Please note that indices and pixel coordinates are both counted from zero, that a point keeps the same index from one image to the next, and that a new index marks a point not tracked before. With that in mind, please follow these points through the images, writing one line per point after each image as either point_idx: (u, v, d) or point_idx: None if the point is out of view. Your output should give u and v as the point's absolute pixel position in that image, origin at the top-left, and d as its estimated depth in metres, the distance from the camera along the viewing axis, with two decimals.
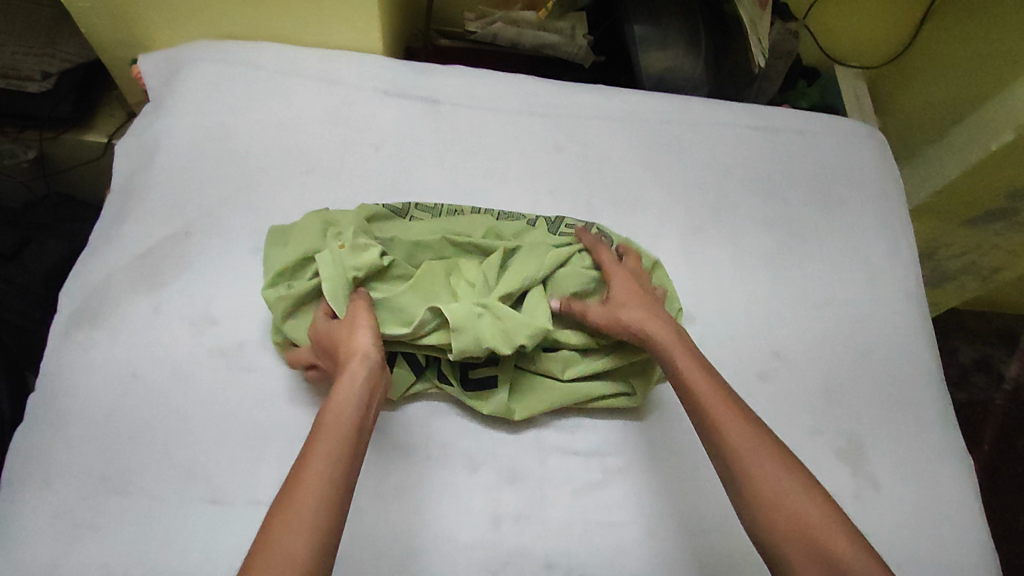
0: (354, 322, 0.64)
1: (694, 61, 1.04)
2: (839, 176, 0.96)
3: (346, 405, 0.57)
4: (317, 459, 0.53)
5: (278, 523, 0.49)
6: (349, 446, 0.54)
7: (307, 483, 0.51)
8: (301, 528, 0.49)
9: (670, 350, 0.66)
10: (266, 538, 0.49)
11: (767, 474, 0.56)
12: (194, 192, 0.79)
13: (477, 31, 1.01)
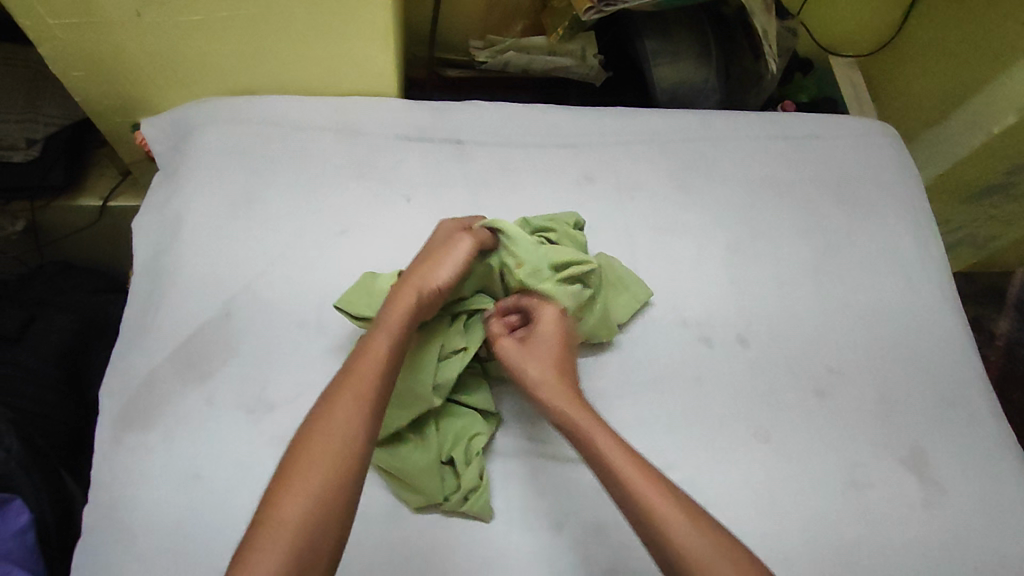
0: (442, 251, 0.70)
1: (707, 72, 1.03)
2: (863, 178, 0.97)
3: (384, 338, 0.62)
4: (348, 392, 0.58)
5: (309, 446, 0.55)
6: (380, 381, 0.60)
7: (293, 502, 0.53)
8: (330, 453, 0.55)
9: (585, 423, 0.65)
10: (294, 464, 0.54)
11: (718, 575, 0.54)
12: (229, 271, 0.76)
13: (488, 61, 1.00)
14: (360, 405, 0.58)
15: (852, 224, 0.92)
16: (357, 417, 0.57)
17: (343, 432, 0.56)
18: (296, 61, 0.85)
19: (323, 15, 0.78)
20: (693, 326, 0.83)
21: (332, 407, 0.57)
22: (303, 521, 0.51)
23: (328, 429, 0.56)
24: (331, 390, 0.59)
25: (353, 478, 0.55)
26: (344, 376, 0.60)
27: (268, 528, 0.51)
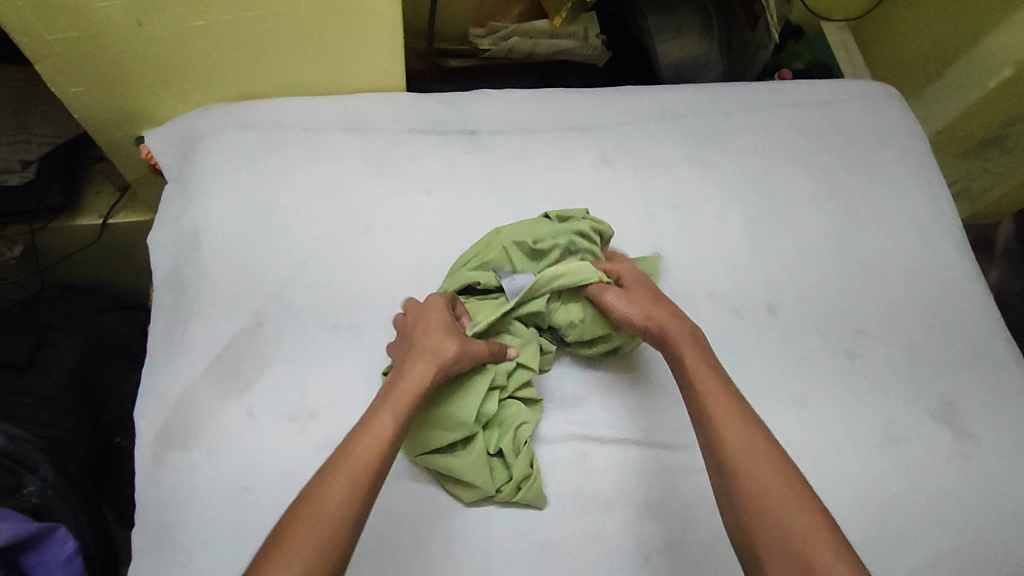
0: (448, 331, 0.65)
1: (709, 45, 1.03)
2: (872, 141, 0.98)
3: (388, 421, 0.56)
4: (345, 465, 0.53)
5: (291, 537, 0.48)
6: (376, 467, 0.53)
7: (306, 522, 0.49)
8: (313, 546, 0.48)
9: (680, 345, 0.65)
10: (272, 556, 0.47)
11: (768, 493, 0.52)
12: (254, 279, 0.75)
13: (490, 48, 0.98)
14: (350, 490, 0.51)
15: (866, 186, 0.94)
16: (343, 508, 0.50)
17: (329, 526, 0.49)
18: (301, 61, 0.83)
19: (330, 12, 0.76)
20: (722, 299, 0.83)
21: (322, 490, 0.51)
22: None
23: (311, 520, 0.49)
24: (323, 473, 0.52)
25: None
26: (337, 459, 0.53)
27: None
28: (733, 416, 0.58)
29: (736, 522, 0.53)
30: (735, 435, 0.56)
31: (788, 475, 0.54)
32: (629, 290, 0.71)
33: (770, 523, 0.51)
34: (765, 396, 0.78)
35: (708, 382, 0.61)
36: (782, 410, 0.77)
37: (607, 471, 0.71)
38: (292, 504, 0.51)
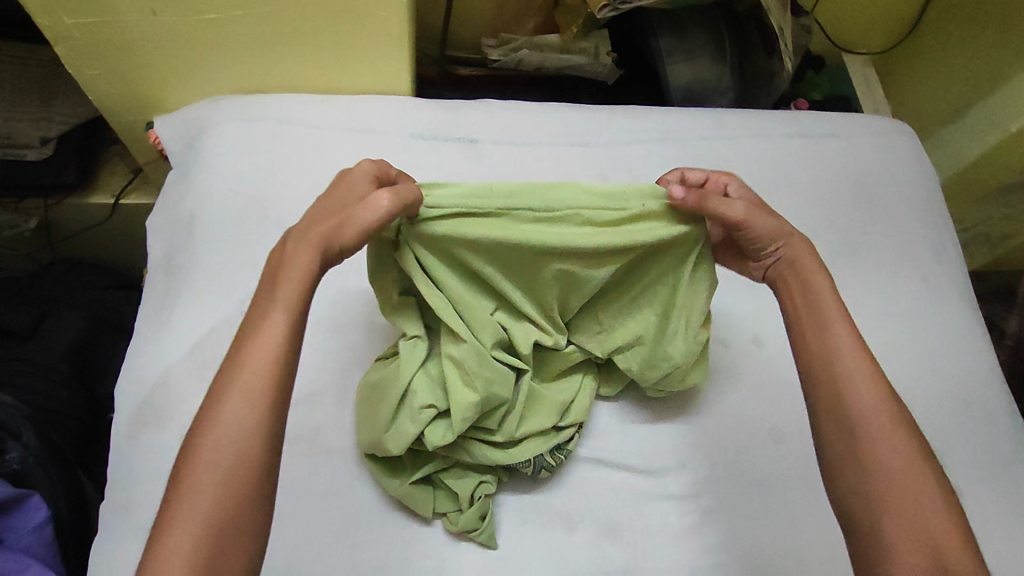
0: (338, 205, 0.58)
1: (721, 71, 1.02)
2: (879, 178, 0.96)
3: (277, 324, 0.53)
4: (239, 388, 0.50)
5: (193, 466, 0.48)
6: (266, 377, 0.51)
7: (206, 443, 0.49)
8: (218, 467, 0.48)
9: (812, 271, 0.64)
10: (179, 487, 0.48)
11: (879, 439, 0.55)
12: (242, 269, 0.77)
13: (500, 59, 1.00)
14: (243, 418, 0.49)
15: (867, 224, 0.92)
16: (239, 427, 0.49)
17: (228, 445, 0.49)
18: (309, 60, 0.85)
19: (339, 12, 0.78)
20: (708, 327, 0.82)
21: (214, 415, 0.50)
22: (199, 552, 0.46)
23: (210, 443, 0.49)
24: (211, 400, 0.51)
25: (248, 496, 0.48)
26: (226, 379, 0.51)
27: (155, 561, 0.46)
28: (870, 381, 0.58)
29: (837, 453, 0.57)
30: (856, 376, 0.58)
31: (897, 418, 0.57)
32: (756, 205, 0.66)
33: (879, 463, 0.55)
34: (744, 428, 0.76)
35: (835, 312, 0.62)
36: (759, 442, 0.76)
37: (557, 480, 0.71)
38: (190, 433, 0.50)
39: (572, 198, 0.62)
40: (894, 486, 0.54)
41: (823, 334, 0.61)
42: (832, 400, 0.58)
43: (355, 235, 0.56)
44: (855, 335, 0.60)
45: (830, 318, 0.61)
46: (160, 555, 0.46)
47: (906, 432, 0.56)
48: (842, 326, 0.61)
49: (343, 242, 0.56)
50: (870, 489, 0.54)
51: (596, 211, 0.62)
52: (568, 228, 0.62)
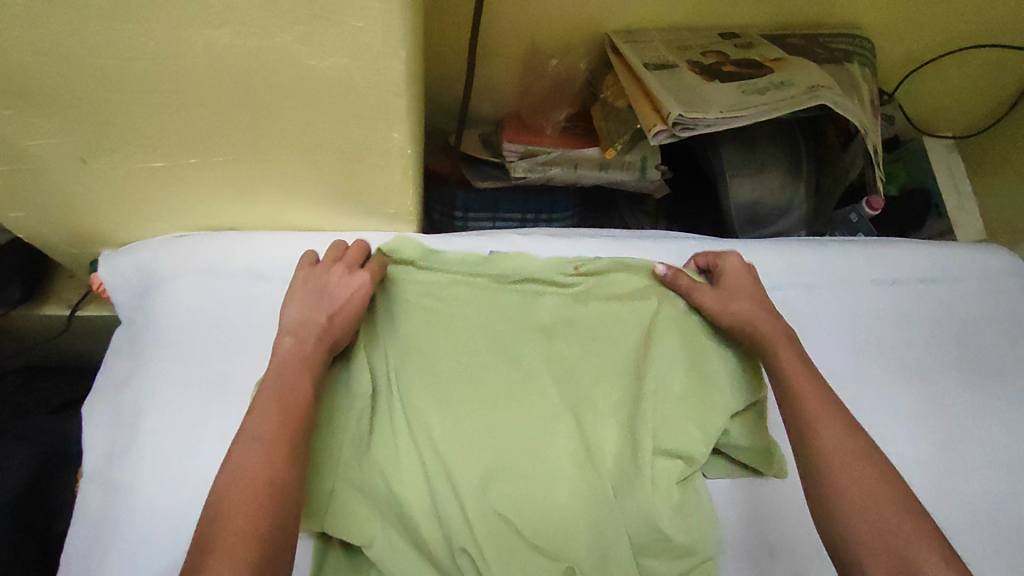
0: (332, 276, 0.61)
1: (794, 186, 0.85)
2: (989, 335, 0.78)
3: (302, 376, 0.53)
4: (269, 418, 0.49)
5: (225, 499, 0.44)
6: (296, 414, 0.50)
7: (239, 478, 0.45)
8: (249, 494, 0.44)
9: (770, 331, 0.61)
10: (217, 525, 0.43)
11: (820, 438, 0.52)
12: (189, 491, 0.58)
13: (525, 175, 0.81)
14: (272, 454, 0.47)
15: (976, 401, 0.74)
16: (271, 455, 0.47)
17: (266, 469, 0.46)
18: (285, 202, 0.67)
19: (326, 164, 0.60)
20: (784, 559, 0.60)
21: (243, 452, 0.47)
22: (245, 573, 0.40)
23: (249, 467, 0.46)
24: (236, 439, 0.48)
25: (279, 518, 0.44)
26: (251, 418, 0.49)
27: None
28: (832, 421, 0.53)
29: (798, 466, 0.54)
30: (799, 387, 0.56)
31: (838, 421, 0.53)
32: (726, 287, 0.66)
33: (843, 491, 0.49)
34: None
35: (786, 355, 0.59)
36: None
37: None
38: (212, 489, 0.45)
39: (525, 261, 0.68)
40: (860, 505, 0.48)
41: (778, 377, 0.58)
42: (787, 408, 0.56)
43: (350, 310, 0.59)
44: (807, 377, 0.57)
45: (786, 370, 0.58)
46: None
47: (850, 432, 0.53)
48: (794, 358, 0.59)
49: (344, 314, 0.59)
50: (831, 510, 0.49)
51: (548, 274, 0.68)
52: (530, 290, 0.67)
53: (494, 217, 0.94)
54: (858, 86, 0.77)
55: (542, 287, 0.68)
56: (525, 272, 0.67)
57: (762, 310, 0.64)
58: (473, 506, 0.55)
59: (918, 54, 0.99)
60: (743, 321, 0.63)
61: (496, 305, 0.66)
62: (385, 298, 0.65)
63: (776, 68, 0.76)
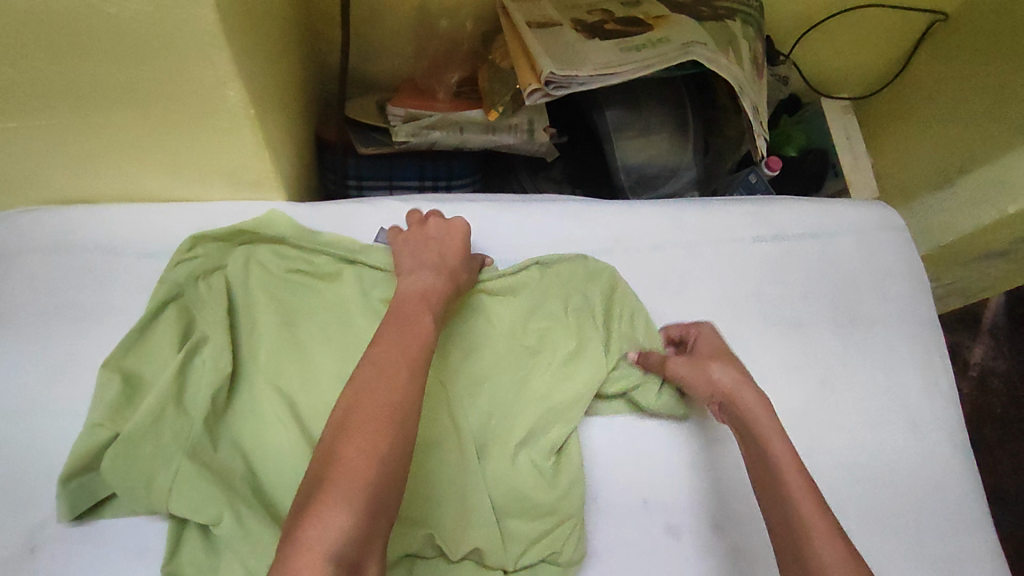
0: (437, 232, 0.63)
1: (682, 149, 0.85)
2: (862, 287, 0.81)
3: (427, 325, 0.51)
4: (393, 348, 0.48)
5: (363, 421, 0.43)
6: (422, 354, 0.48)
7: (366, 396, 0.44)
8: (384, 425, 0.43)
9: (747, 397, 0.60)
10: (345, 439, 0.42)
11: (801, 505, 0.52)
12: (29, 476, 0.55)
13: (408, 139, 0.78)
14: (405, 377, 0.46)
15: (846, 352, 0.77)
16: (399, 385, 0.45)
17: (401, 404, 0.44)
18: (134, 170, 0.62)
19: (166, 129, 0.56)
20: (648, 508, 0.64)
21: (382, 376, 0.45)
22: (365, 500, 0.40)
23: (386, 397, 0.44)
24: (375, 362, 0.46)
25: (407, 464, 0.43)
26: (388, 346, 0.47)
27: (304, 538, 0.37)
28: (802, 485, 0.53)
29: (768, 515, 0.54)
30: (781, 459, 0.55)
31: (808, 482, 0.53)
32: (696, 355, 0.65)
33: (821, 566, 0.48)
34: None
35: (759, 411, 0.59)
36: None
37: None
38: (338, 406, 0.44)
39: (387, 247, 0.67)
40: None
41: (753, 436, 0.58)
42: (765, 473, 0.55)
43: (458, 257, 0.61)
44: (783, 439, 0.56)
45: (759, 428, 0.58)
46: (309, 526, 0.38)
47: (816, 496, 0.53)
48: (769, 418, 0.58)
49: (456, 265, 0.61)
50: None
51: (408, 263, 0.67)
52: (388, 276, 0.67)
53: (389, 186, 0.91)
54: (736, 45, 0.77)
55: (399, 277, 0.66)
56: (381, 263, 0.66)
57: (744, 390, 0.61)
58: None
59: (808, 14, 1.01)
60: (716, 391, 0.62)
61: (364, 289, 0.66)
62: (250, 273, 0.65)
63: (656, 25, 0.75)
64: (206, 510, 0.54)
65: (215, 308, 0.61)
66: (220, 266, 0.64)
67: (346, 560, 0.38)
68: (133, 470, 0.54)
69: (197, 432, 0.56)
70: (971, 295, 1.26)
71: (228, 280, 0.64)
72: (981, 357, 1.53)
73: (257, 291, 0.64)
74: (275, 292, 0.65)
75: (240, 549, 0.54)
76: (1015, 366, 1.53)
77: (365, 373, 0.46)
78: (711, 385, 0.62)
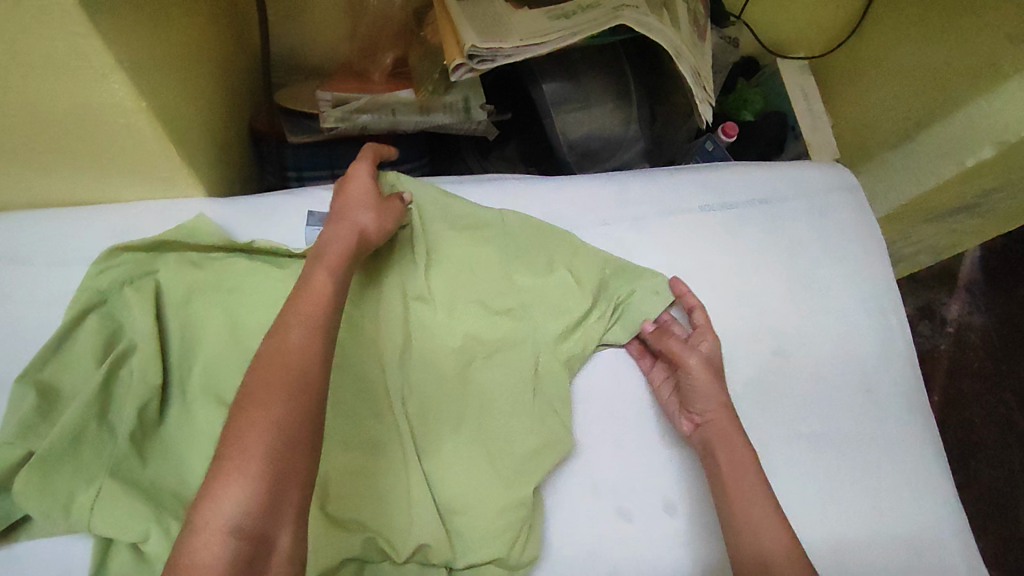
0: (353, 194, 0.57)
1: (626, 118, 0.83)
2: (817, 251, 0.79)
3: (323, 278, 0.47)
4: (298, 312, 0.45)
5: (259, 390, 0.40)
6: (329, 316, 0.46)
7: (269, 361, 0.41)
8: (282, 389, 0.40)
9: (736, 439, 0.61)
10: (246, 405, 0.39)
11: (769, 552, 0.54)
12: None
13: (337, 125, 0.74)
14: (308, 341, 0.43)
15: (802, 319, 0.75)
16: (306, 349, 0.43)
17: (298, 366, 0.42)
18: (39, 174, 0.59)
19: (58, 128, 0.53)
20: (601, 490, 0.62)
21: (279, 344, 0.43)
22: (269, 469, 0.38)
23: (281, 364, 0.41)
24: (272, 333, 0.43)
25: (315, 424, 0.41)
26: (281, 315, 0.44)
27: (203, 518, 0.36)
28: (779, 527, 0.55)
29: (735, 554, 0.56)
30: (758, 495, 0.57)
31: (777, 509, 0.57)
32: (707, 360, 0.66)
33: None
34: None
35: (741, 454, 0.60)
36: None
37: None
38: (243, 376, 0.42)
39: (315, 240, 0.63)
40: None
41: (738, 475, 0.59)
42: (739, 502, 0.57)
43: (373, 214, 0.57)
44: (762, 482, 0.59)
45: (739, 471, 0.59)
46: (206, 506, 0.36)
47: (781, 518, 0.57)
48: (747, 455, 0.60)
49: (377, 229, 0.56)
50: None
51: None
52: None
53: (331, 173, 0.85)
54: (671, 5, 0.74)
55: None
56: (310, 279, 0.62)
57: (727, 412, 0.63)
58: None
59: None
60: (709, 414, 0.63)
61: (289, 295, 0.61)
62: (175, 276, 0.59)
63: None
64: (130, 527, 0.49)
65: (140, 315, 0.57)
66: (149, 273, 0.59)
67: (251, 530, 0.36)
68: (50, 489, 0.50)
69: (122, 448, 0.52)
70: (939, 250, 1.25)
71: (159, 286, 0.59)
72: (957, 313, 1.52)
73: (190, 295, 0.59)
74: (202, 294, 0.60)
75: None
76: (992, 320, 1.52)
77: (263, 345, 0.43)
78: (705, 394, 0.63)
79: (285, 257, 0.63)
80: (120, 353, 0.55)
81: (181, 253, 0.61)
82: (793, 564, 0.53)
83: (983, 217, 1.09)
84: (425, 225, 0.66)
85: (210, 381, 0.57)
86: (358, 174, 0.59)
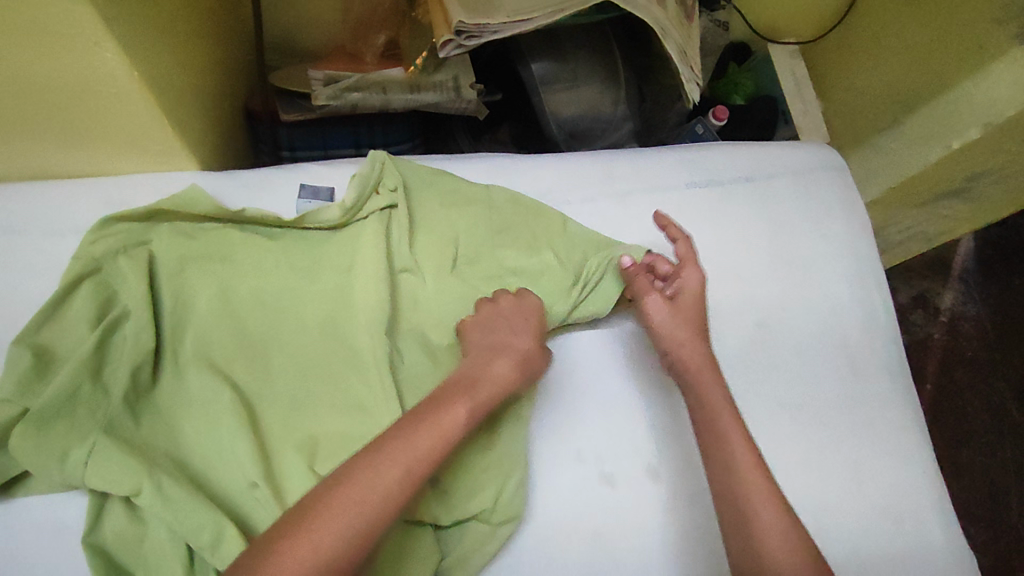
0: (509, 327, 0.60)
1: (614, 99, 0.84)
2: (801, 228, 0.80)
3: (463, 410, 0.51)
4: (434, 423, 0.49)
5: (368, 469, 0.46)
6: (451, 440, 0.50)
7: (388, 452, 0.47)
8: (403, 472, 0.46)
9: (704, 382, 0.62)
10: (352, 478, 0.45)
11: (749, 505, 0.55)
12: None
13: (329, 102, 0.76)
14: (426, 457, 0.48)
15: (785, 294, 0.77)
16: (420, 460, 0.47)
17: (429, 454, 0.48)
18: (36, 145, 0.60)
19: (54, 98, 0.54)
20: (584, 456, 0.64)
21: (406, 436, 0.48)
22: (343, 540, 0.43)
23: (421, 444, 0.48)
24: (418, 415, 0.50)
25: (390, 518, 0.45)
26: (416, 411, 0.50)
27: (298, 547, 0.41)
28: (758, 481, 0.56)
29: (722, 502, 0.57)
30: (733, 444, 0.58)
31: (748, 441, 0.58)
32: (676, 302, 0.66)
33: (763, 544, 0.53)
34: None
35: (717, 399, 0.61)
36: None
37: None
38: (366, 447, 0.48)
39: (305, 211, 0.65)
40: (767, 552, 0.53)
41: (713, 426, 0.60)
42: (709, 432, 0.59)
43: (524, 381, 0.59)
44: (740, 428, 0.59)
45: (717, 416, 0.60)
46: (304, 537, 0.42)
47: (753, 453, 0.58)
48: (721, 396, 0.61)
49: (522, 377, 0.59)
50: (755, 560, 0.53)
51: (322, 235, 0.65)
52: (313, 249, 0.64)
53: (325, 154, 0.88)
54: None
55: (319, 258, 0.64)
56: (302, 249, 0.64)
57: (699, 349, 0.64)
58: (250, 436, 0.55)
59: None
60: (673, 355, 0.64)
61: (281, 264, 0.63)
62: (169, 244, 0.61)
63: None
64: (123, 481, 0.51)
65: (133, 282, 0.58)
66: (143, 242, 0.61)
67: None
68: (46, 444, 0.52)
69: (117, 408, 0.54)
70: (931, 237, 1.26)
71: (153, 255, 0.60)
72: (951, 303, 1.53)
73: (182, 265, 0.61)
74: (195, 262, 0.61)
75: (163, 519, 0.51)
76: (985, 309, 1.53)
77: (409, 417, 0.50)
78: (666, 334, 0.65)
79: (276, 228, 0.64)
80: (114, 316, 0.57)
81: (175, 223, 0.62)
82: (771, 514, 0.54)
83: (973, 201, 1.09)
84: (415, 198, 0.68)
85: (202, 345, 0.59)
86: (533, 320, 0.62)
